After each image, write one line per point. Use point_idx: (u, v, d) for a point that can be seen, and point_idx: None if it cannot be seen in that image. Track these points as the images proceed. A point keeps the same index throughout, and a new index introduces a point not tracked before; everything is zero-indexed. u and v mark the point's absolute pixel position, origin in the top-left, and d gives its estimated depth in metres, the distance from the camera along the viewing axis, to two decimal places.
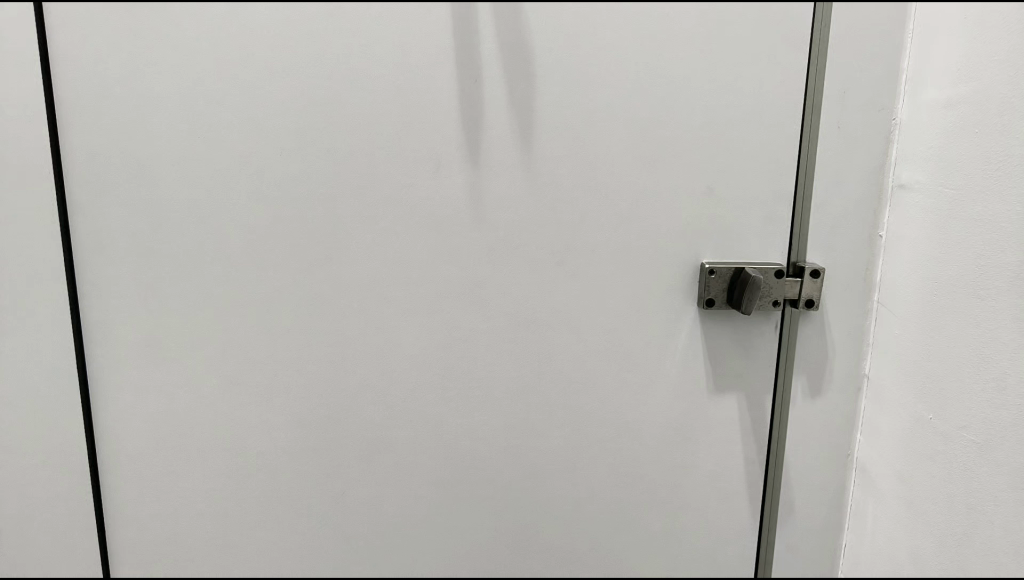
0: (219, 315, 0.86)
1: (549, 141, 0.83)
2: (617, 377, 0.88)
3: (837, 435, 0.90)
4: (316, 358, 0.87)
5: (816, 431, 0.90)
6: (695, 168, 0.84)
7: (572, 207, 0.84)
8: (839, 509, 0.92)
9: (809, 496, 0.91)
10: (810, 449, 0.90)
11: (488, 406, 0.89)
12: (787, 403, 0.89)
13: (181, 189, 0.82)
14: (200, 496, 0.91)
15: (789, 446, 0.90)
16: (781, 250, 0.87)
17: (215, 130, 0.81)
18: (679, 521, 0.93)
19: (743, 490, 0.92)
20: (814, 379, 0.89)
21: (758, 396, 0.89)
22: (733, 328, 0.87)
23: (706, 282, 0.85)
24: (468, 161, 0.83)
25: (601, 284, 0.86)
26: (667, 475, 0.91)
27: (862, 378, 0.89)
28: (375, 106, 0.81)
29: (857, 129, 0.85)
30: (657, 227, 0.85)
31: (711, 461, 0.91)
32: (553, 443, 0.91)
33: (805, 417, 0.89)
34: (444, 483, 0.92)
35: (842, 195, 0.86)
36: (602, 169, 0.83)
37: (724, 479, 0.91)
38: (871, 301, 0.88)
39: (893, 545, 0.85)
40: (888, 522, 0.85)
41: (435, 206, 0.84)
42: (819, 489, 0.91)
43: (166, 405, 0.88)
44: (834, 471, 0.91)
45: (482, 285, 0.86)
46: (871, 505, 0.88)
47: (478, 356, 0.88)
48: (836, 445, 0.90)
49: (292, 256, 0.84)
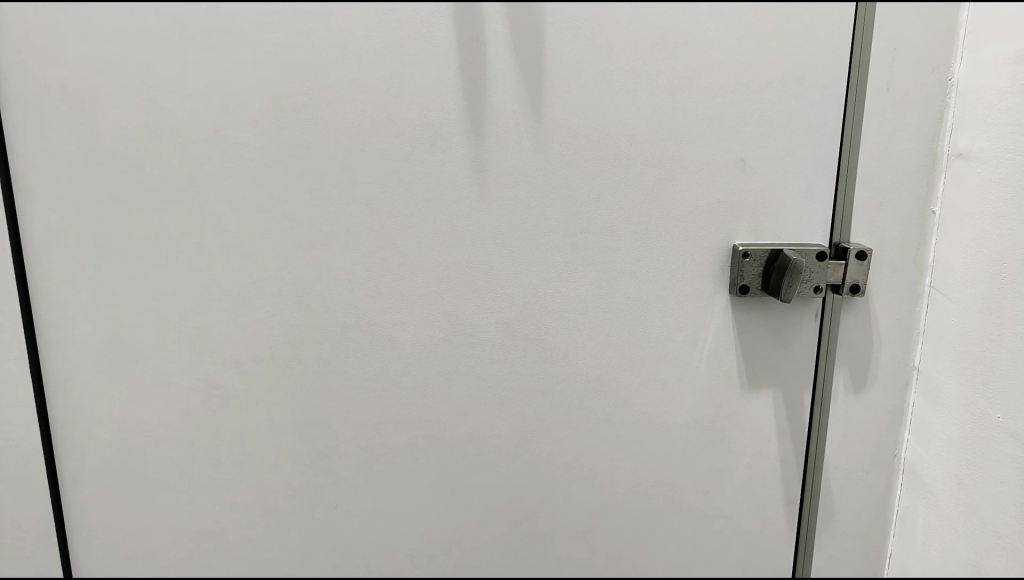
0: (194, 310, 0.77)
1: (563, 108, 0.73)
2: (639, 372, 0.80)
3: (882, 433, 0.82)
4: (305, 356, 0.79)
5: (860, 429, 0.81)
6: (727, 138, 0.74)
7: (589, 183, 0.75)
8: (884, 513, 0.84)
9: (851, 500, 0.83)
10: (852, 450, 0.82)
11: (497, 406, 0.81)
12: (828, 400, 0.80)
13: (143, 169, 0.72)
14: (179, 509, 0.82)
15: (830, 447, 0.82)
16: (822, 231, 0.77)
17: (180, 101, 0.71)
18: (707, 529, 0.84)
19: (778, 494, 0.83)
20: (858, 372, 0.80)
21: (795, 393, 0.80)
22: (768, 317, 0.78)
23: (740, 266, 0.75)
24: (470, 132, 0.73)
25: (621, 270, 0.77)
26: (695, 479, 0.83)
27: (911, 371, 0.80)
28: (363, 71, 0.71)
29: (909, 93, 0.75)
30: (685, 206, 0.75)
31: (743, 463, 0.82)
32: (569, 445, 0.82)
33: (847, 414, 0.81)
34: (448, 491, 0.83)
35: (891, 166, 0.76)
36: (622, 140, 0.74)
37: (757, 483, 0.83)
38: (922, 286, 0.78)
39: (949, 557, 0.76)
40: (944, 531, 0.77)
41: (433, 183, 0.74)
42: (862, 492, 0.83)
43: (137, 410, 0.79)
44: (879, 472, 0.83)
45: (487, 273, 0.77)
46: (922, 510, 0.80)
47: (484, 351, 0.79)
48: (882, 444, 0.82)
49: (274, 243, 0.75)
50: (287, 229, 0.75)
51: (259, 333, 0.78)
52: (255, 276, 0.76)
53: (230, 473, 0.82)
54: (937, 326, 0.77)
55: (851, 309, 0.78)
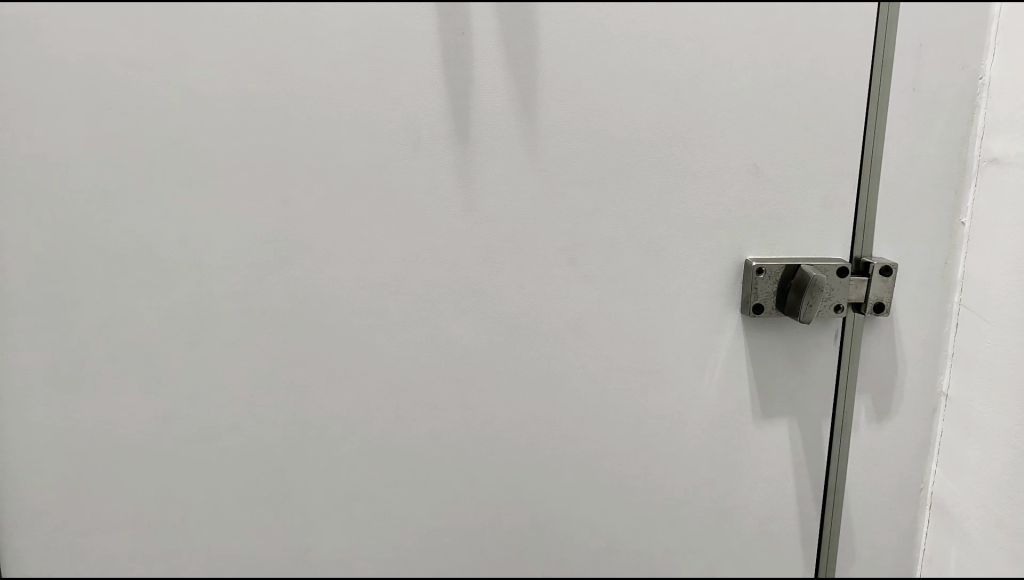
0: (155, 332, 0.70)
1: (558, 108, 0.66)
2: (642, 400, 0.73)
3: (908, 464, 0.75)
4: (278, 382, 0.72)
5: (883, 460, 0.75)
6: (738, 142, 0.67)
7: (587, 192, 0.68)
8: (911, 551, 0.77)
9: (873, 537, 0.76)
10: (876, 482, 0.75)
11: (488, 437, 0.74)
12: (848, 428, 0.74)
13: (94, 178, 0.66)
14: (144, 548, 0.76)
15: (850, 479, 0.75)
16: (843, 244, 0.71)
17: (134, 103, 0.64)
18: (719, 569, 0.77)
19: (795, 531, 0.76)
20: (881, 397, 0.73)
21: (813, 421, 0.73)
22: (784, 339, 0.71)
23: (753, 283, 0.69)
24: (456, 135, 0.66)
25: (623, 287, 0.70)
26: (706, 516, 0.76)
27: (940, 397, 0.73)
28: (337, 68, 0.64)
29: (936, 92, 0.68)
30: (692, 216, 0.69)
31: (758, 498, 0.75)
32: (568, 480, 0.75)
33: (869, 444, 0.74)
34: (436, 528, 0.76)
35: (918, 174, 0.69)
36: (624, 143, 0.67)
37: (771, 519, 0.76)
38: (951, 304, 0.72)
39: None
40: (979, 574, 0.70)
41: (415, 192, 0.67)
42: (885, 528, 0.76)
43: (91, 442, 0.72)
44: (904, 506, 0.76)
45: (475, 291, 0.70)
46: (954, 549, 0.73)
47: (472, 377, 0.72)
48: (907, 476, 0.75)
49: (241, 257, 0.68)
50: (255, 241, 0.68)
51: (226, 356, 0.71)
52: (220, 293, 0.69)
53: (198, 511, 0.75)
54: (970, 347, 0.70)
55: (874, 329, 0.71)
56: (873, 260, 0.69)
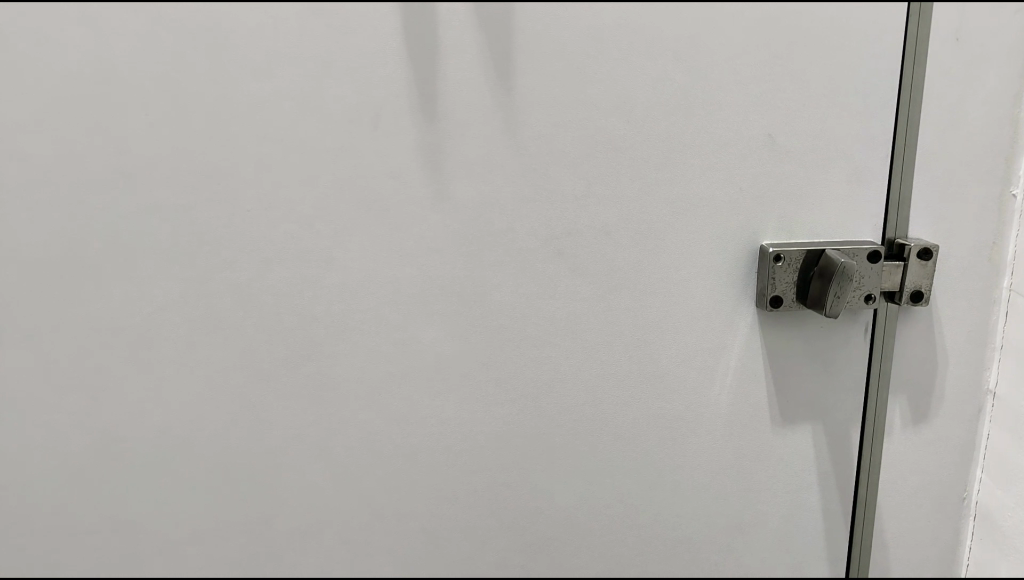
0: (93, 346, 0.62)
1: (538, 76, 0.57)
2: (647, 407, 0.64)
3: (948, 470, 0.67)
4: (234, 399, 0.63)
5: (920, 466, 0.67)
6: (749, 111, 0.58)
7: (575, 173, 0.59)
8: (952, 561, 0.70)
9: (909, 548, 0.69)
10: (912, 491, 0.67)
11: (475, 453, 0.65)
12: (880, 429, 0.65)
13: (9, 172, 0.57)
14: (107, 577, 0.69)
15: (883, 487, 0.67)
16: (874, 224, 0.61)
17: (48, 84, 0.56)
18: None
19: (820, 544, 0.69)
20: (917, 395, 0.65)
21: (840, 425, 0.65)
22: (806, 334, 0.62)
23: (770, 271, 0.60)
24: (421, 112, 0.57)
25: (621, 282, 0.61)
26: (723, 528, 0.68)
27: (986, 395, 0.65)
28: (278, 36, 0.55)
29: (984, 42, 0.58)
30: (698, 198, 0.59)
31: (780, 507, 0.68)
32: (567, 497, 0.67)
33: (905, 449, 0.66)
34: (421, 552, 0.68)
35: (961, 141, 0.59)
36: (615, 115, 0.58)
37: (794, 532, 0.69)
38: (999, 290, 0.62)
39: None
40: None
41: (377, 179, 0.58)
42: (922, 539, 0.69)
43: (29, 470, 0.64)
44: (943, 515, 0.68)
45: (451, 290, 0.61)
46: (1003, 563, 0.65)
47: (453, 387, 0.63)
48: (947, 483, 0.67)
49: (184, 262, 0.60)
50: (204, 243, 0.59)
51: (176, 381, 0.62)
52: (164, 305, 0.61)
53: (155, 541, 0.67)
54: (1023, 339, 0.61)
55: (910, 320, 0.62)
56: (909, 242, 0.60)
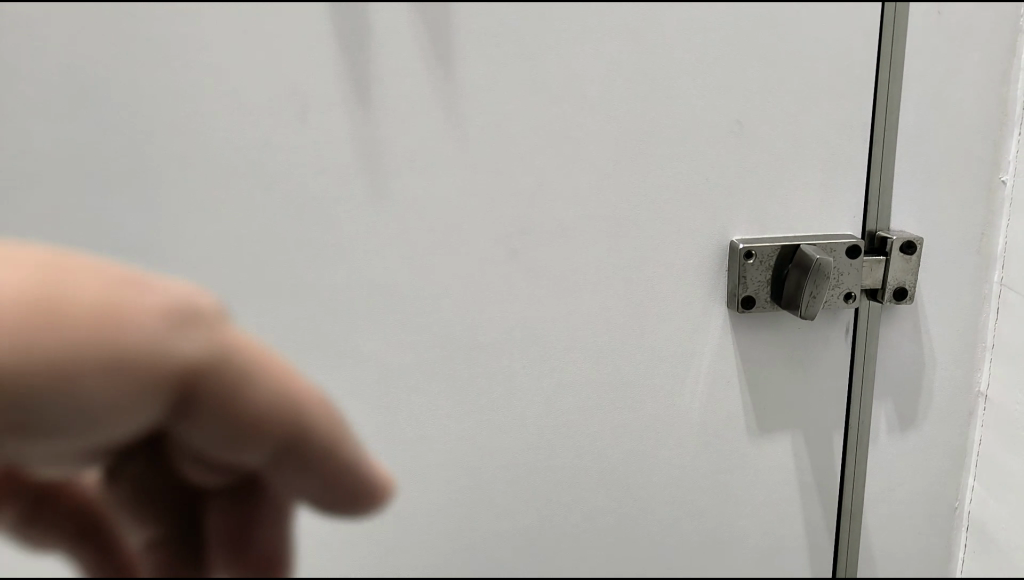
0: None
1: (481, 59, 0.51)
2: (613, 418, 0.60)
3: (938, 479, 0.62)
4: None
5: (909, 476, 0.62)
6: (715, 94, 0.53)
7: (525, 166, 0.53)
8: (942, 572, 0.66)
9: (896, 560, 0.65)
10: (899, 502, 0.63)
11: (427, 475, 0.60)
12: (865, 436, 0.61)
13: None
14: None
15: (868, 499, 0.63)
16: (853, 216, 0.56)
17: None
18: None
19: (803, 558, 0.65)
20: (903, 398, 0.60)
21: (821, 433, 0.61)
22: (781, 334, 0.58)
23: (741, 270, 0.56)
24: (350, 102, 0.51)
25: (580, 285, 0.56)
26: (701, 543, 0.64)
27: (976, 398, 0.60)
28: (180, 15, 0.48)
29: (970, 15, 0.53)
30: (661, 190, 0.54)
31: (761, 520, 0.64)
32: (530, 515, 0.63)
33: (891, 459, 0.62)
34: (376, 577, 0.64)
35: (946, 126, 0.54)
36: (566, 100, 0.52)
37: (774, 547, 0.65)
38: (988, 285, 0.58)
39: None
40: None
41: (303, 176, 0.52)
42: (911, 551, 0.65)
43: None
44: (934, 527, 0.64)
45: (393, 296, 0.56)
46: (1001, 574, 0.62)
47: (398, 403, 0.58)
48: (938, 493, 0.63)
49: (78, 459, 0.49)
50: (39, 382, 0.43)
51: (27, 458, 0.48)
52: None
53: None
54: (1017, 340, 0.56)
55: (893, 318, 0.58)
56: (892, 235, 0.55)
